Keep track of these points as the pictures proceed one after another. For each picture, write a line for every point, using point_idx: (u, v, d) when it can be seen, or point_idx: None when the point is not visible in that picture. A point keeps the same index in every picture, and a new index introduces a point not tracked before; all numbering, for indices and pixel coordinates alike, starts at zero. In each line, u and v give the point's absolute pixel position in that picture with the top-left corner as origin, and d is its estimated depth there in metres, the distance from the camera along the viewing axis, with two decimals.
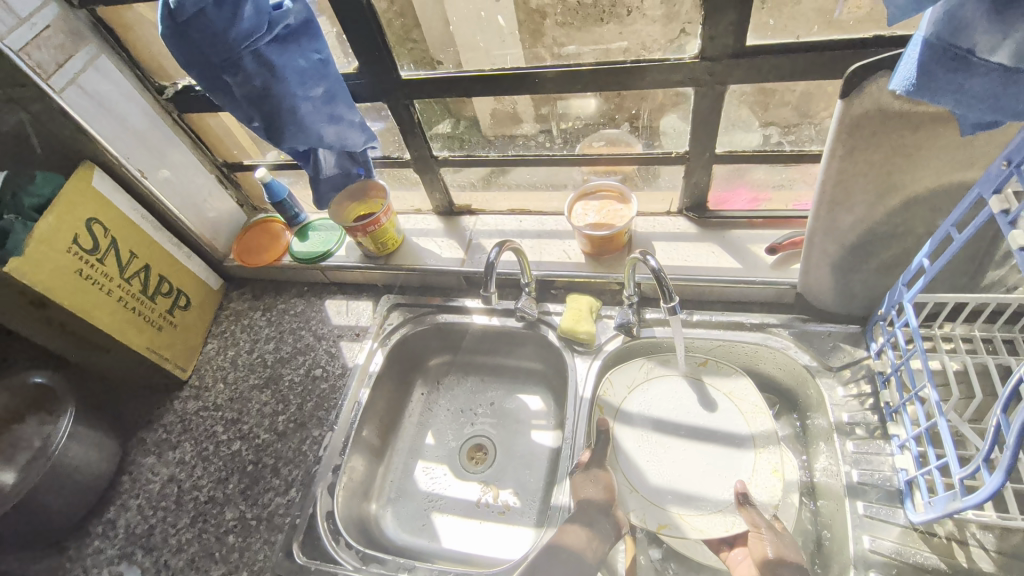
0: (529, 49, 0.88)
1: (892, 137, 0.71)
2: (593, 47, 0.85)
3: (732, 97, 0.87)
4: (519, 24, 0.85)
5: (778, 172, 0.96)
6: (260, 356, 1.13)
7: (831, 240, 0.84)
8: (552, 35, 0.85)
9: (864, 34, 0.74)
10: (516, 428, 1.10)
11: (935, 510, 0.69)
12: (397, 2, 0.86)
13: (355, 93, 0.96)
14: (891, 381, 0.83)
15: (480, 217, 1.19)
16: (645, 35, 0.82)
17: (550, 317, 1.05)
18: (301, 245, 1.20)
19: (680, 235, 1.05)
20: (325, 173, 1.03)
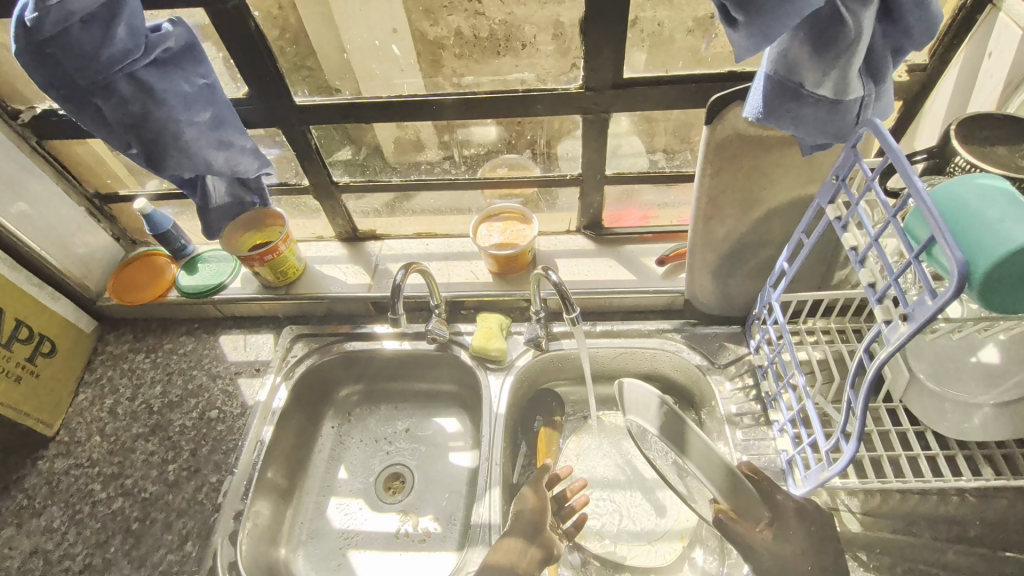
0: (429, 78, 0.92)
1: (749, 158, 0.82)
2: (490, 78, 0.91)
3: (615, 125, 0.95)
4: (417, 54, 0.89)
5: (661, 191, 1.06)
6: (144, 403, 1.02)
7: (709, 250, 0.93)
8: (450, 66, 0.91)
9: (721, 69, 0.84)
10: (433, 452, 1.09)
11: (808, 484, 0.77)
12: (291, 29, 0.86)
13: (245, 118, 0.93)
14: (768, 372, 0.93)
15: (386, 242, 1.18)
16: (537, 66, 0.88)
17: (461, 337, 1.06)
18: (189, 278, 1.12)
19: (579, 252, 1.11)
20: (216, 203, 0.98)
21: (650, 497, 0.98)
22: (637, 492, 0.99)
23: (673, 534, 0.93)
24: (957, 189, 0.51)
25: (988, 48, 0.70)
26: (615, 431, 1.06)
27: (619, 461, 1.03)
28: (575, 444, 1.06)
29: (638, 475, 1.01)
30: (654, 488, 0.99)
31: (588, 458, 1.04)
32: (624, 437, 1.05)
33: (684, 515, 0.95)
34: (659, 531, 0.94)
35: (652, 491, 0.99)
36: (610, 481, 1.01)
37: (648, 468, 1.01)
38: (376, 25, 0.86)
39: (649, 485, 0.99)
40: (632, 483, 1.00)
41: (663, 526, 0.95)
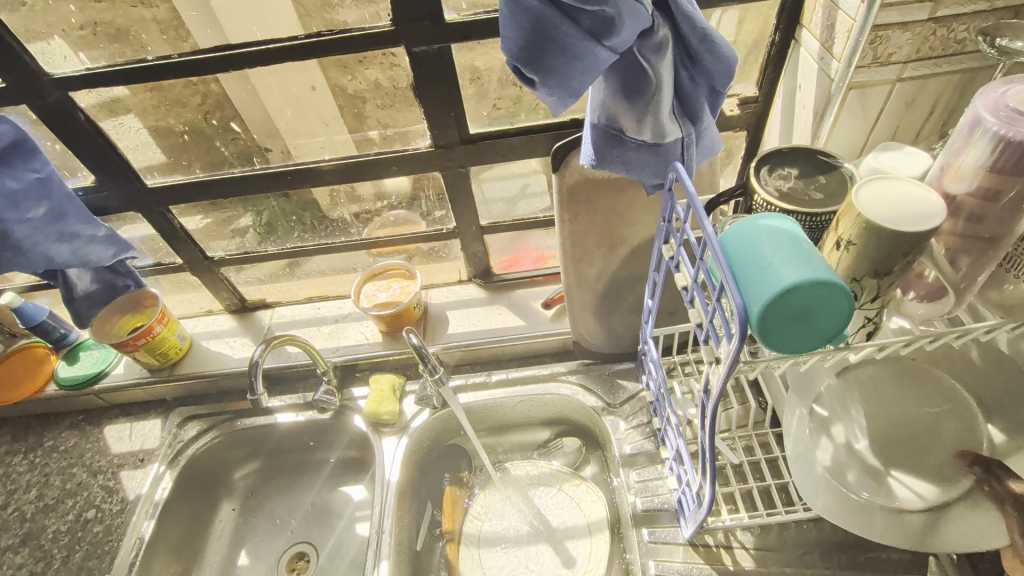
0: (356, 132, 0.88)
1: (601, 201, 0.83)
2: (419, 126, 0.87)
3: (479, 176, 0.96)
4: (340, 108, 0.85)
5: (542, 234, 1.06)
6: (17, 509, 0.96)
7: (585, 291, 0.93)
8: (374, 117, 0.86)
9: (564, 118, 0.86)
10: (337, 525, 1.04)
11: (692, 524, 0.76)
12: (211, 95, 0.82)
13: (101, 204, 0.91)
14: (657, 409, 0.92)
15: (277, 309, 1.15)
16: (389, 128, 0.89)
17: (355, 402, 1.03)
18: (67, 369, 1.07)
19: (471, 301, 1.10)
20: (81, 291, 0.95)
21: (559, 549, 0.93)
22: (546, 544, 0.94)
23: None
24: (746, 231, 0.52)
25: (798, 80, 0.76)
26: (522, 482, 1.02)
27: (527, 512, 0.98)
28: (485, 499, 1.01)
29: (547, 525, 0.96)
30: (564, 538, 0.94)
31: (496, 512, 0.99)
32: (532, 487, 1.01)
33: (594, 564, 0.90)
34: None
35: (563, 541, 0.94)
36: (518, 535, 0.96)
37: (559, 518, 0.97)
38: (296, 81, 0.82)
39: (559, 536, 0.95)
40: (541, 533, 0.96)
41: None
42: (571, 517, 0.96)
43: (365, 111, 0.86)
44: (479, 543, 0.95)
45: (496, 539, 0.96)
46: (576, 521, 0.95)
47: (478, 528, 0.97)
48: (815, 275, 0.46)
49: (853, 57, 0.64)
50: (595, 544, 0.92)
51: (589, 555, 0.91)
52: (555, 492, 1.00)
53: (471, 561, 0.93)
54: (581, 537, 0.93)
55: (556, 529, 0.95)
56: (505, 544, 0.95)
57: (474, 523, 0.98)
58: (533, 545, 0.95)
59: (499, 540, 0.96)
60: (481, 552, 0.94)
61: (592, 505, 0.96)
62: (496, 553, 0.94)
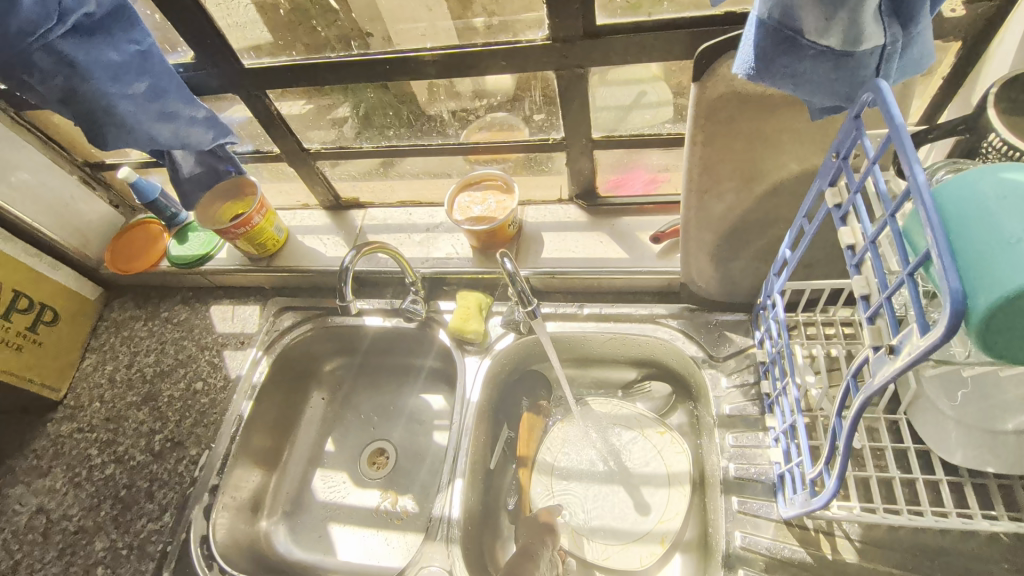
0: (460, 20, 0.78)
1: (748, 122, 0.68)
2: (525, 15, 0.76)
3: (599, 80, 0.81)
4: None
5: (661, 155, 0.92)
6: (139, 371, 1.06)
7: (706, 228, 0.80)
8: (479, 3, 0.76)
9: (718, 9, 0.68)
10: (416, 429, 1.07)
11: (796, 507, 0.67)
12: None
13: (202, 84, 0.87)
14: (769, 371, 0.81)
15: (369, 210, 1.12)
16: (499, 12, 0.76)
17: (442, 315, 1.01)
18: (178, 248, 1.12)
19: (570, 224, 1.00)
20: (187, 173, 0.96)
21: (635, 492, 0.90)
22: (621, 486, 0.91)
23: (654, 536, 0.85)
24: (977, 187, 0.39)
25: None
26: (603, 418, 0.97)
27: (604, 453, 0.94)
28: (564, 427, 0.98)
29: (624, 467, 0.92)
30: (641, 482, 0.90)
31: (573, 445, 0.96)
32: (613, 427, 0.96)
33: (670, 515, 0.86)
34: (640, 531, 0.86)
35: (640, 487, 0.90)
36: (594, 472, 0.93)
37: (639, 462, 0.92)
38: None
39: (636, 481, 0.91)
40: (618, 474, 0.92)
41: (645, 525, 0.87)
42: (650, 463, 0.91)
43: None
44: (553, 472, 0.94)
45: (571, 471, 0.94)
46: (656, 469, 0.90)
47: (554, 456, 0.95)
48: None
49: None
50: (674, 496, 0.87)
51: (665, 506, 0.87)
52: (637, 436, 0.94)
53: (544, 489, 0.92)
54: (660, 487, 0.89)
55: (634, 473, 0.91)
56: (580, 479, 0.93)
57: (548, 446, 0.97)
58: (607, 483, 0.92)
59: (573, 471, 0.94)
60: (554, 481, 0.93)
61: (676, 456, 0.90)
62: (569, 484, 0.93)
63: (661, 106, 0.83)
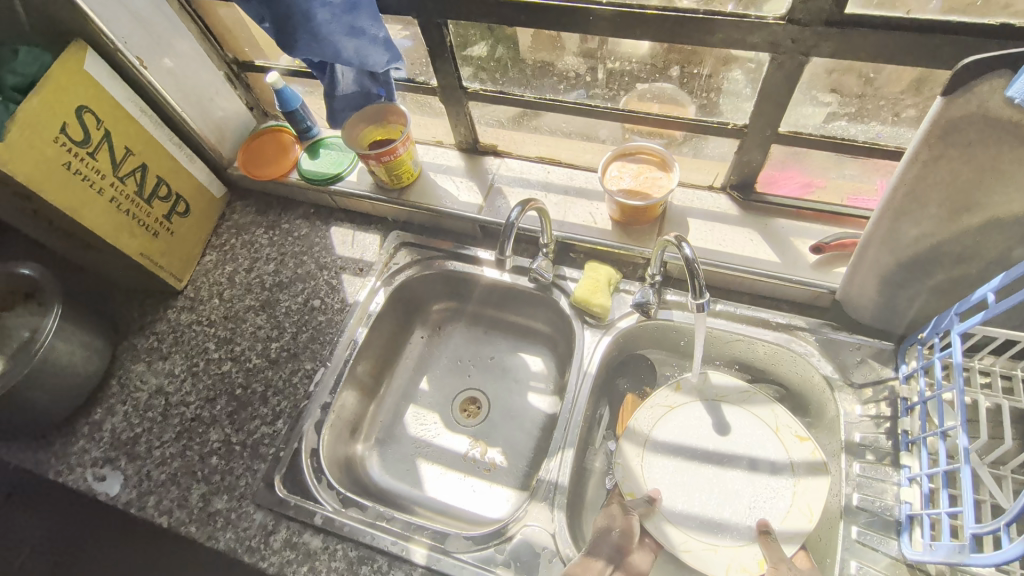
0: None
1: (990, 151, 0.62)
2: None
3: (811, 71, 0.76)
4: None
5: (841, 161, 0.86)
6: (258, 277, 1.08)
7: (887, 251, 0.76)
8: None
9: (989, 19, 0.62)
10: (512, 387, 1.07)
11: (939, 554, 0.66)
12: None
13: (385, 3, 0.84)
14: (915, 409, 0.78)
15: (506, 160, 1.09)
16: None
17: (565, 282, 0.99)
18: (310, 163, 1.12)
19: (719, 215, 0.96)
20: (343, 91, 0.94)
21: (743, 487, 0.87)
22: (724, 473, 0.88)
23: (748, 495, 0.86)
24: None
25: None
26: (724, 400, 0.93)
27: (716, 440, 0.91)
28: (678, 394, 0.95)
29: (728, 455, 0.90)
30: (747, 479, 0.87)
31: (688, 418, 0.93)
32: None
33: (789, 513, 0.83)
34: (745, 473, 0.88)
35: (746, 484, 0.87)
36: (702, 450, 0.91)
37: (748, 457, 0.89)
38: None
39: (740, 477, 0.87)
40: (722, 461, 0.89)
41: (744, 524, 0.84)
42: (757, 453, 0.89)
43: None
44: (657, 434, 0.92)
45: (675, 437, 0.92)
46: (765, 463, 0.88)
47: (667, 417, 0.93)
48: None
49: None
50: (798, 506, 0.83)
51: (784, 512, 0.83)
52: None
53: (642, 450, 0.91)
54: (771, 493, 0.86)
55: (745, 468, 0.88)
56: (685, 451, 0.91)
57: (667, 403, 0.94)
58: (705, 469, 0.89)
59: (682, 445, 0.91)
60: (658, 445, 0.91)
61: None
62: (670, 451, 0.91)
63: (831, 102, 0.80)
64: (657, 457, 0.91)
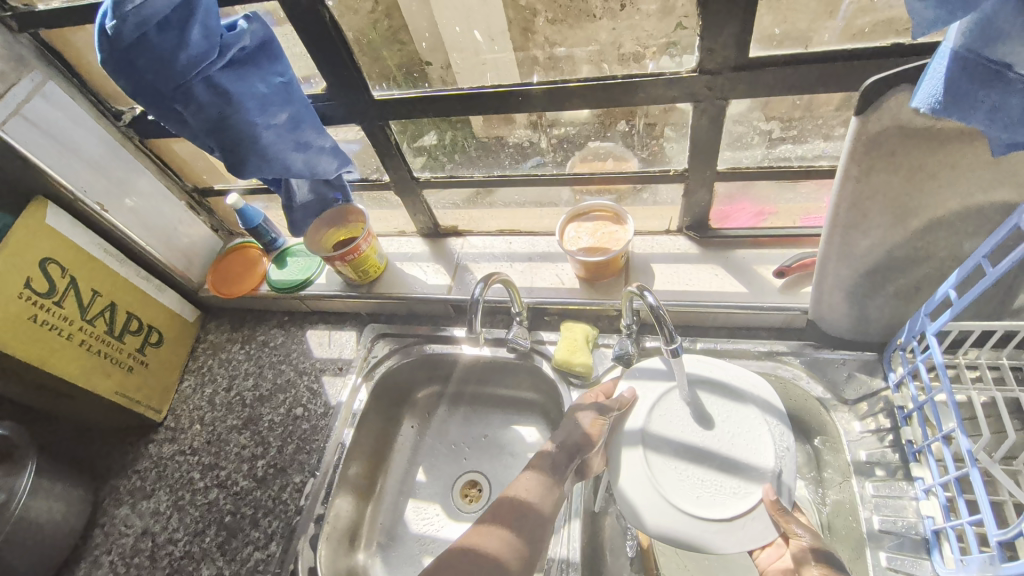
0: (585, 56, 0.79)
1: (913, 157, 0.65)
2: (660, 40, 0.75)
3: (733, 113, 0.81)
4: (574, 26, 0.76)
5: (784, 188, 0.90)
6: (238, 394, 1.07)
7: (845, 265, 0.77)
8: (601, 40, 0.77)
9: (880, 41, 0.67)
10: (511, 462, 1.03)
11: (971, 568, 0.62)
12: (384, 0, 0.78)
13: (327, 115, 0.89)
14: (913, 416, 0.77)
15: (468, 238, 1.12)
16: (662, 28, 0.74)
17: (544, 347, 0.98)
18: (278, 273, 1.13)
19: (681, 256, 0.99)
20: (300, 200, 0.96)
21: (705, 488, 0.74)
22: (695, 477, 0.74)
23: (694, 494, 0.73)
24: None
25: None
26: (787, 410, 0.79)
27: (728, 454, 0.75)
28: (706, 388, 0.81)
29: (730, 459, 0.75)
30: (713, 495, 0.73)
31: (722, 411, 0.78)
32: None
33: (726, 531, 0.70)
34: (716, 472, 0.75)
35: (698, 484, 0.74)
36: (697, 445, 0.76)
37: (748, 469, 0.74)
38: None
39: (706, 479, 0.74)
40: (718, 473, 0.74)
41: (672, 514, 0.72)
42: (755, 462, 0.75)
43: (614, 28, 0.75)
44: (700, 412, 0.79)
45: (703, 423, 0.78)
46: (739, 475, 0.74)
47: (727, 404, 0.79)
48: None
49: None
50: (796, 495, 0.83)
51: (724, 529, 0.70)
52: None
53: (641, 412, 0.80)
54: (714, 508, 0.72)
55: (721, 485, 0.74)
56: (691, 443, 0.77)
57: (756, 408, 0.78)
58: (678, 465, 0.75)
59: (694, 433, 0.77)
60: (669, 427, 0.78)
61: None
62: (675, 441, 0.77)
63: (762, 137, 0.84)
64: (648, 431, 0.78)
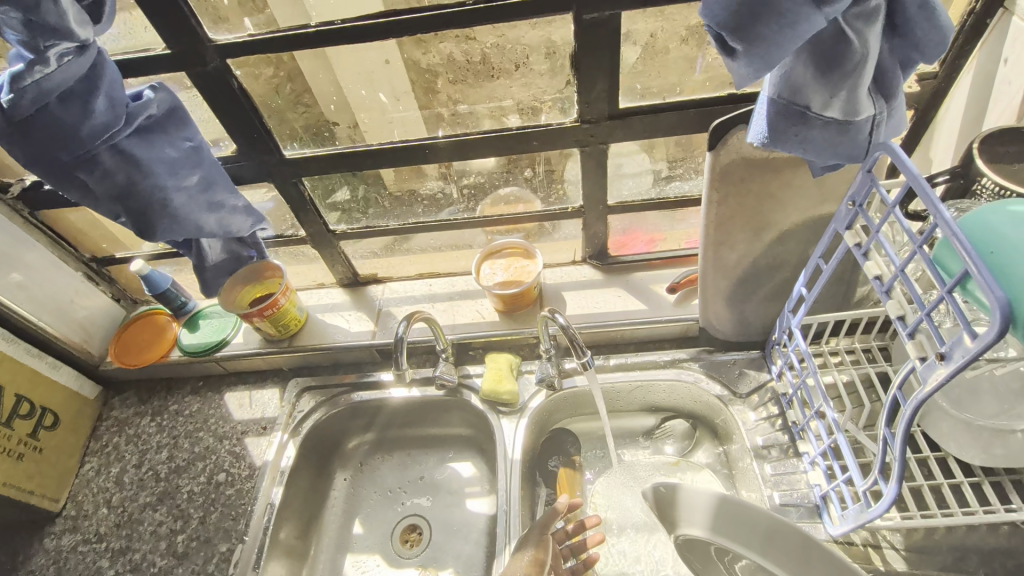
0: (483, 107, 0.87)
1: (758, 182, 0.78)
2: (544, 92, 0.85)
3: (615, 154, 0.93)
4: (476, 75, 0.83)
5: (665, 216, 1.03)
6: (150, 470, 1.00)
7: (722, 275, 0.89)
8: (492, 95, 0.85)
9: (719, 92, 0.82)
10: (448, 500, 1.04)
11: (849, 522, 0.72)
12: (284, 67, 0.81)
13: (237, 176, 0.91)
14: (793, 401, 0.89)
15: (388, 284, 1.15)
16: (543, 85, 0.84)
17: (471, 380, 1.02)
18: (190, 337, 1.10)
19: (587, 283, 1.09)
20: (212, 261, 0.95)
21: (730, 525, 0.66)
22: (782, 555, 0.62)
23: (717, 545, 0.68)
24: (987, 218, 0.47)
25: (1003, 54, 0.68)
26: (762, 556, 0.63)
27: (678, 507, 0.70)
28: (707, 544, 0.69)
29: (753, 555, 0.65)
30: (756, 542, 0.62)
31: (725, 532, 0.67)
32: (650, 476, 0.98)
33: None
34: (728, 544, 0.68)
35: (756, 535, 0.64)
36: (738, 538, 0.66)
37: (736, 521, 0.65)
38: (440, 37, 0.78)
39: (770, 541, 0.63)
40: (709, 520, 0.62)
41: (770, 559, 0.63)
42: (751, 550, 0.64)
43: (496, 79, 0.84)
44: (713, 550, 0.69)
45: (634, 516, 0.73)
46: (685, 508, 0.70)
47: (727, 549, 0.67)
48: None
49: None
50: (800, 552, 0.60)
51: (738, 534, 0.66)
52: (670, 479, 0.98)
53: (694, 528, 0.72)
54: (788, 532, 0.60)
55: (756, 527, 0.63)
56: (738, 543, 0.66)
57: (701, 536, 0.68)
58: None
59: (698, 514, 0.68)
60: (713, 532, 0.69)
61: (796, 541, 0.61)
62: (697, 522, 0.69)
63: (642, 174, 0.96)
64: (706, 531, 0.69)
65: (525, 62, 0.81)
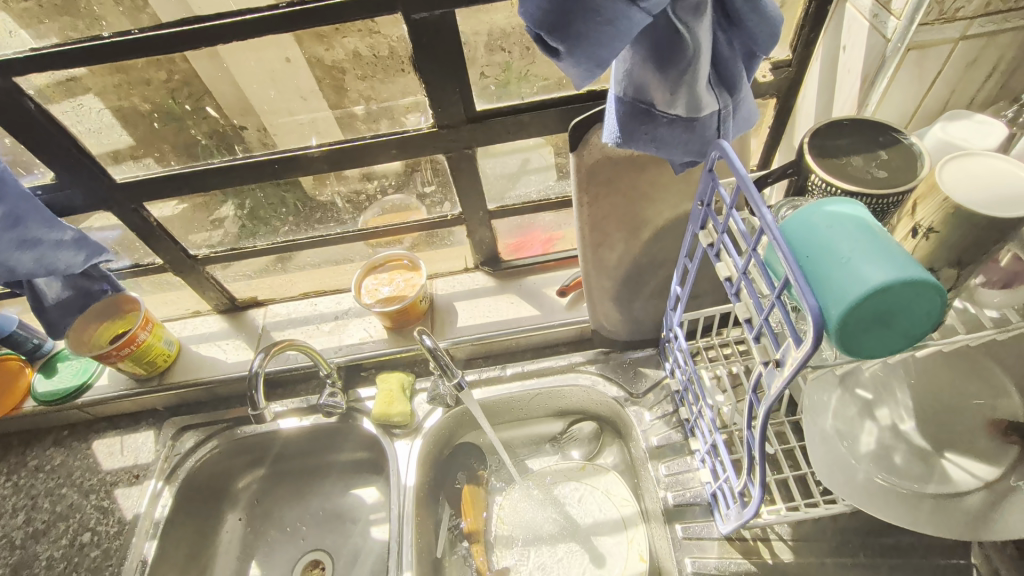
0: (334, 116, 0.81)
1: (626, 180, 0.75)
2: (400, 97, 0.80)
3: (488, 158, 0.89)
4: (319, 81, 0.77)
5: (551, 216, 1.00)
6: (4, 537, 0.90)
7: (604, 276, 0.87)
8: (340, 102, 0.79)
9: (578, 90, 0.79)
10: (350, 531, 0.98)
11: (732, 521, 0.71)
12: (179, 70, 0.74)
13: (65, 206, 0.81)
14: (682, 398, 0.88)
15: (271, 307, 1.08)
16: (396, 89, 0.79)
17: (362, 404, 0.97)
18: (46, 383, 0.99)
19: (480, 290, 1.05)
20: (53, 299, 0.86)
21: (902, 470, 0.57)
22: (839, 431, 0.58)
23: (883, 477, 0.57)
24: (807, 221, 0.45)
25: (842, 40, 0.67)
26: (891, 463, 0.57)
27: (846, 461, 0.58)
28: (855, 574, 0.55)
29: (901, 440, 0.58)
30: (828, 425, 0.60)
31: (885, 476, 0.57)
32: (556, 484, 0.96)
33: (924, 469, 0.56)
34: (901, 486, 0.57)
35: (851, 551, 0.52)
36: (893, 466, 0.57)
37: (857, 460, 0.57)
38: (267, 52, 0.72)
39: (819, 448, 0.58)
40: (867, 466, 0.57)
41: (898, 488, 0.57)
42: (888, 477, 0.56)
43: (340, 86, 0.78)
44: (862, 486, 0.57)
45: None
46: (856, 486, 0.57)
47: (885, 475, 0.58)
48: (905, 274, 0.39)
49: (917, 15, 0.56)
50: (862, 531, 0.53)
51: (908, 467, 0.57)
52: (573, 484, 0.95)
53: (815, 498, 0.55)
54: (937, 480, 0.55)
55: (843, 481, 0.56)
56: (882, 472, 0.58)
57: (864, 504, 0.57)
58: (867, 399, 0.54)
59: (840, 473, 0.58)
60: None
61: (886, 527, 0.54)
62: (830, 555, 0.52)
63: (518, 176, 0.93)
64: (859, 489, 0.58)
65: (370, 65, 0.75)
